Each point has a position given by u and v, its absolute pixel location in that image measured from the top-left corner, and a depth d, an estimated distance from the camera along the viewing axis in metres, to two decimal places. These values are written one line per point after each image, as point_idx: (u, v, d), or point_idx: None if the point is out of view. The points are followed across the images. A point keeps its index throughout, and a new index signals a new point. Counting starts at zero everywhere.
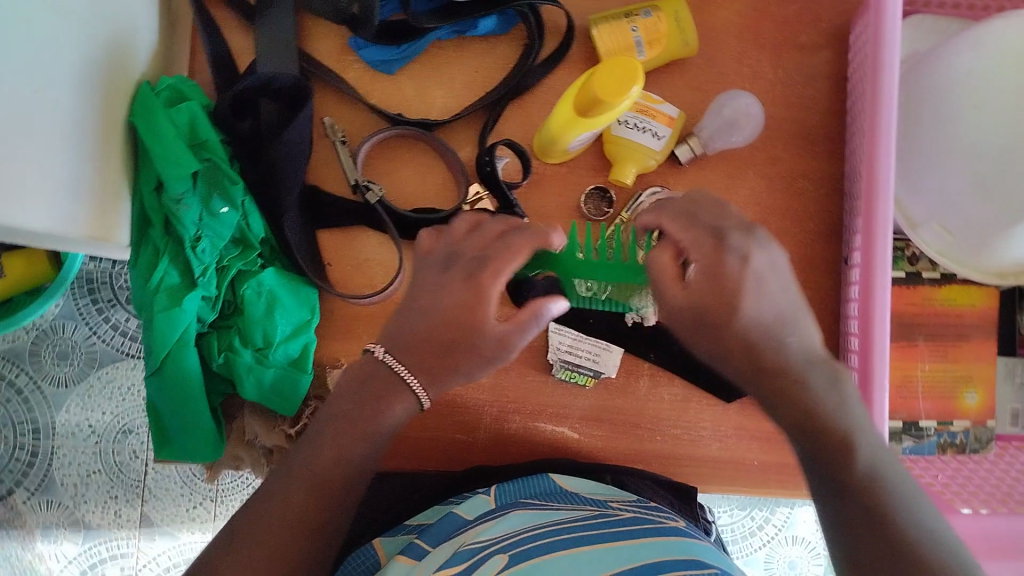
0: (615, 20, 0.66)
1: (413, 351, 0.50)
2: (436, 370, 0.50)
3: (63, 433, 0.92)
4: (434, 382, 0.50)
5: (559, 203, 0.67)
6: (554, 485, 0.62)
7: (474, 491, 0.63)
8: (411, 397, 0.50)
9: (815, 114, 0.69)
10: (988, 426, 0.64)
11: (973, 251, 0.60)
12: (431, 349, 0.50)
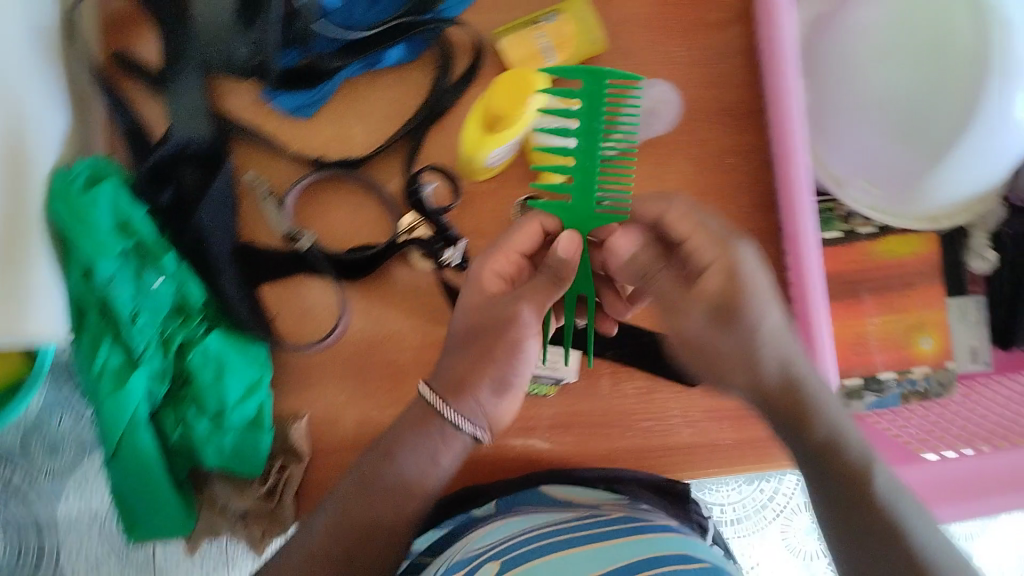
0: (520, 29, 0.65)
1: (445, 370, 0.53)
2: (462, 382, 0.52)
3: (65, 524, 0.86)
4: (456, 393, 0.52)
5: (494, 220, 0.67)
6: (548, 498, 0.65)
7: (476, 517, 0.66)
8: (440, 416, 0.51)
9: (742, 87, 0.67)
10: (948, 369, 0.65)
11: (901, 200, 0.61)
12: (457, 358, 0.52)
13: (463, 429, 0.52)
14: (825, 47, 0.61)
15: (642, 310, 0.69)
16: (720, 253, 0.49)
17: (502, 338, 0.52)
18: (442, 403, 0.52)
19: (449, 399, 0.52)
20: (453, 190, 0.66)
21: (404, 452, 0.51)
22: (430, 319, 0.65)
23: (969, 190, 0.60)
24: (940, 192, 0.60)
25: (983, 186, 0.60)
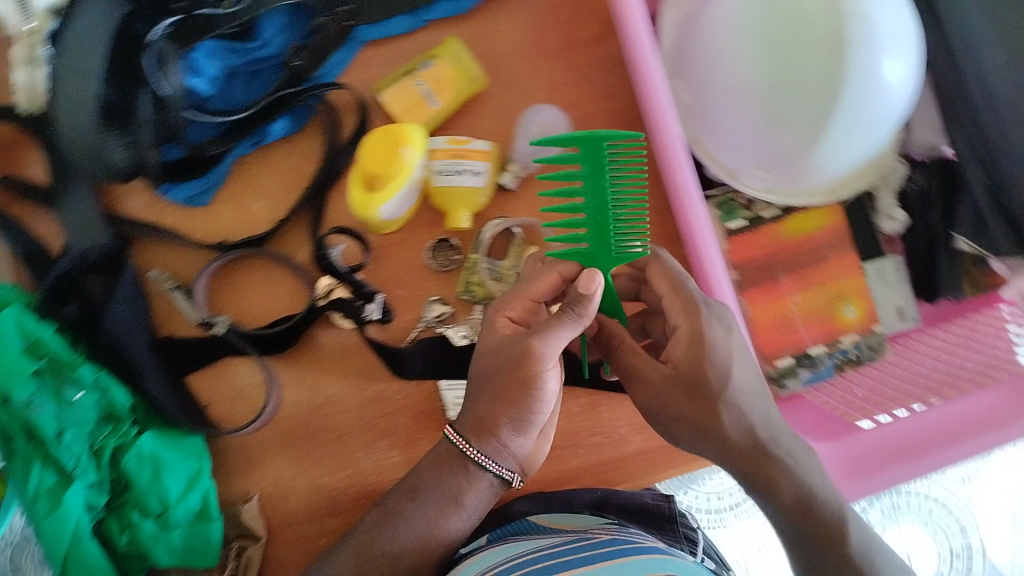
0: (399, 80, 0.66)
1: (468, 413, 0.56)
2: (481, 426, 0.55)
3: None
4: (479, 434, 0.55)
5: (409, 268, 0.67)
6: (532, 524, 0.68)
7: (468, 549, 0.69)
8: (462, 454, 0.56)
9: (627, 95, 0.68)
10: (876, 332, 0.65)
11: (793, 179, 0.62)
12: (476, 400, 0.56)
13: (485, 465, 0.56)
14: (693, 45, 0.62)
15: None
16: (686, 318, 0.54)
17: (516, 378, 0.53)
18: (465, 443, 0.56)
19: (471, 440, 0.56)
20: (362, 247, 0.67)
21: (422, 496, 0.57)
22: (366, 376, 0.66)
23: (854, 158, 0.62)
24: (826, 166, 0.61)
25: (868, 152, 0.62)
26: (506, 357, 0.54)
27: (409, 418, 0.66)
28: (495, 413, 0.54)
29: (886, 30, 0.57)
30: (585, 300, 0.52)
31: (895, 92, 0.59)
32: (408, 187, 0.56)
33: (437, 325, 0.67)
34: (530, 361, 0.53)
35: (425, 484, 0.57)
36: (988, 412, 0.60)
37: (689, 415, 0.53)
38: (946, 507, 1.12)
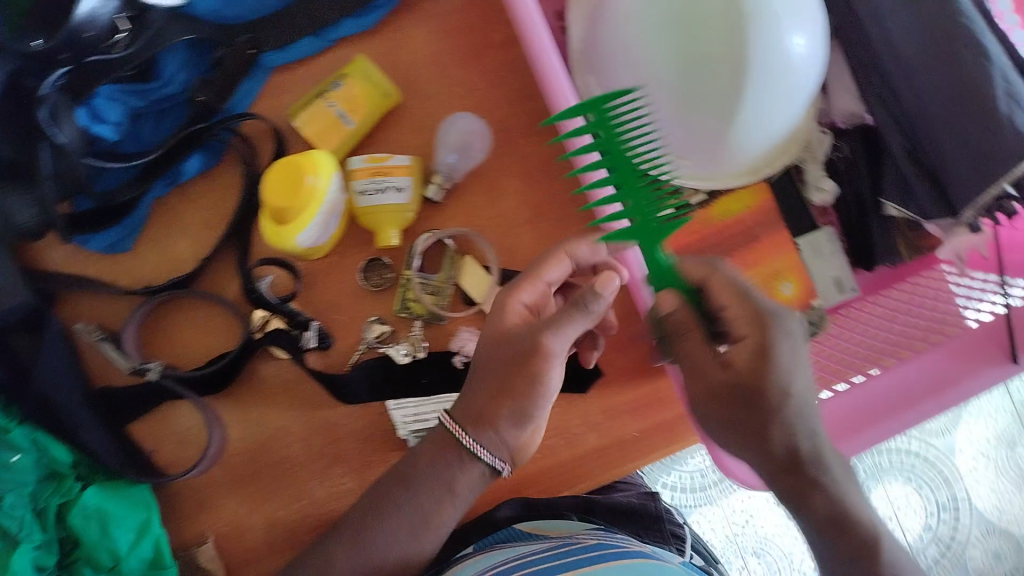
0: (310, 103, 0.65)
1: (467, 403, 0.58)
2: (480, 416, 0.57)
3: None
4: (476, 423, 0.57)
5: (344, 291, 0.67)
6: (519, 531, 0.68)
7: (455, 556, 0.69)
8: (457, 440, 0.57)
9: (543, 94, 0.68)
10: (814, 307, 0.65)
11: (713, 162, 0.62)
12: (477, 388, 0.58)
13: (485, 455, 0.57)
14: (600, 38, 0.61)
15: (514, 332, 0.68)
16: (753, 331, 0.50)
17: (521, 368, 0.55)
18: (461, 432, 0.57)
19: (469, 430, 0.57)
20: (293, 275, 0.66)
21: (415, 487, 0.58)
22: (311, 405, 0.66)
23: (773, 136, 0.62)
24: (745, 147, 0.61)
25: (786, 128, 0.62)
26: (512, 351, 0.56)
27: (358, 442, 0.65)
28: (497, 404, 0.56)
29: (785, 8, 0.56)
30: (598, 297, 0.54)
31: (803, 66, 0.59)
32: (324, 214, 0.55)
33: (377, 346, 0.66)
34: (534, 355, 0.55)
35: (413, 475, 0.58)
36: (940, 368, 0.58)
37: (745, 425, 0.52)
38: (928, 460, 1.14)
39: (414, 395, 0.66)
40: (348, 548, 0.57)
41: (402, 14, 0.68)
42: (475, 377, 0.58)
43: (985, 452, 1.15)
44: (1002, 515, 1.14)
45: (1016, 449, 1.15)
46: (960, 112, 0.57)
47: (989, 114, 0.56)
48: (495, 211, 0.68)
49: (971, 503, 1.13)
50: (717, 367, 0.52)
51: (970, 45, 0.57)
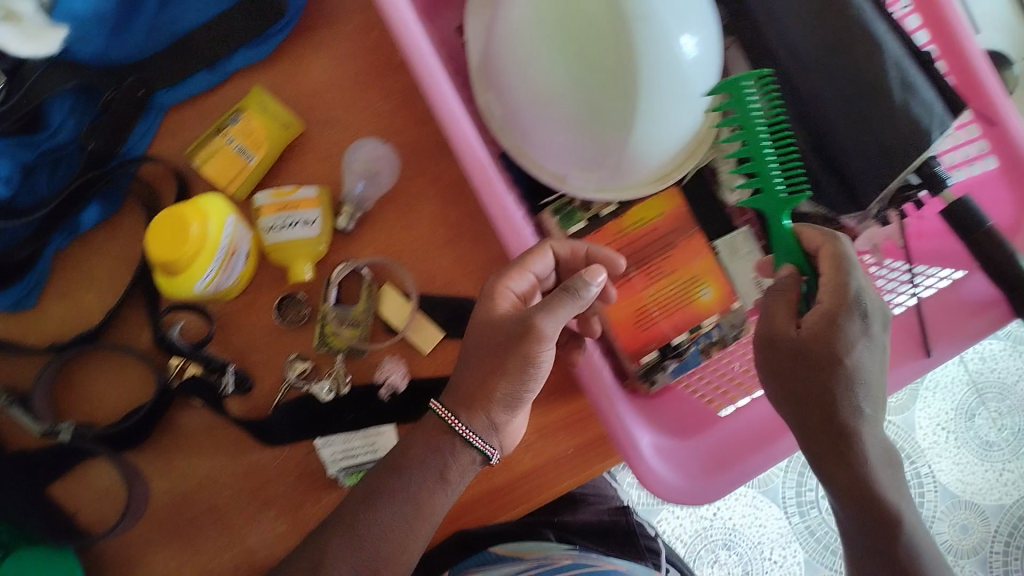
0: (209, 141, 0.63)
1: (460, 384, 0.56)
2: (473, 398, 0.54)
3: None
4: (467, 407, 0.54)
5: (261, 330, 0.65)
6: (493, 555, 0.71)
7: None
8: (445, 425, 0.54)
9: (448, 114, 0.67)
10: (735, 309, 0.64)
11: (618, 175, 0.62)
12: (467, 371, 0.55)
13: (473, 441, 0.54)
14: (493, 56, 0.61)
15: (440, 357, 0.66)
16: (832, 301, 0.49)
17: (512, 348, 0.53)
18: (450, 416, 0.54)
19: (460, 415, 0.54)
20: (206, 319, 0.65)
21: (405, 474, 0.54)
22: (236, 450, 0.65)
23: (676, 142, 0.61)
24: (648, 157, 0.60)
25: (688, 134, 0.61)
26: (501, 332, 0.53)
27: (287, 483, 0.64)
28: (489, 386, 0.53)
29: (673, 16, 0.56)
30: (587, 286, 0.53)
31: (697, 71, 0.58)
32: (218, 261, 0.54)
33: (299, 383, 0.65)
34: (524, 341, 0.52)
35: (403, 462, 0.55)
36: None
37: (801, 386, 0.50)
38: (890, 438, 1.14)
39: (341, 431, 0.65)
40: (340, 538, 0.54)
41: (298, 41, 0.66)
42: (467, 362, 0.55)
43: (945, 425, 1.14)
44: (964, 487, 1.13)
45: (975, 420, 1.15)
46: (857, 104, 0.57)
47: (885, 105, 0.56)
48: (411, 236, 0.66)
49: (934, 478, 1.13)
50: (789, 322, 0.51)
51: (862, 36, 0.57)
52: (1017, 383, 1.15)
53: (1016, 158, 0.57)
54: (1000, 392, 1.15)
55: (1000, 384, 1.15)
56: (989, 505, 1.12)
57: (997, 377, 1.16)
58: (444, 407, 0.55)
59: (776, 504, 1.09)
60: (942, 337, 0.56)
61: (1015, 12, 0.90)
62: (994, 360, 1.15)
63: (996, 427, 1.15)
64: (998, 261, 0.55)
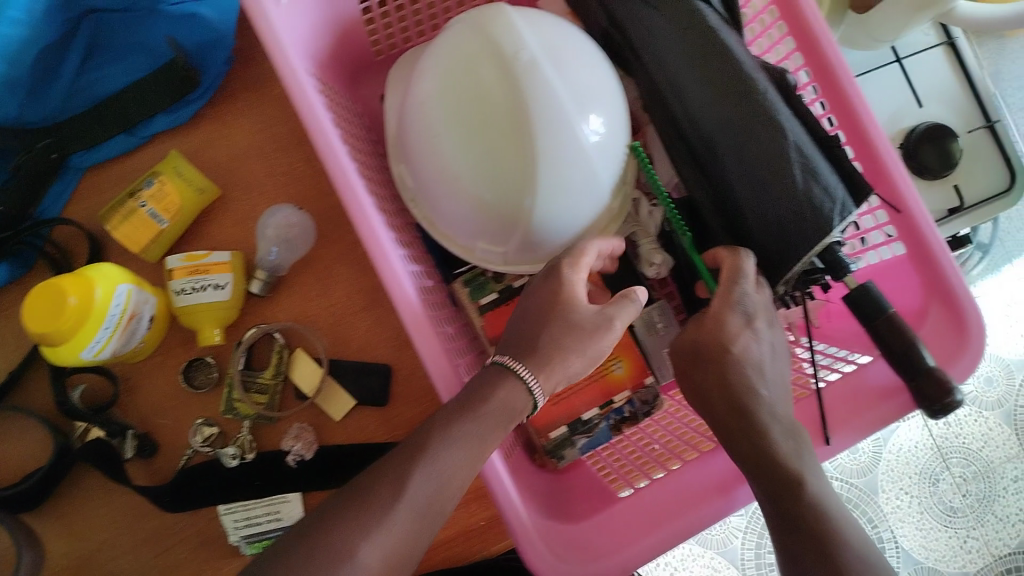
0: (122, 205, 0.63)
1: (527, 344, 0.54)
2: (550, 362, 0.54)
3: None
4: (545, 370, 0.53)
5: (169, 393, 0.65)
6: None
7: None
8: (520, 381, 0.53)
9: None
10: (648, 385, 0.65)
11: (525, 250, 0.61)
12: (542, 337, 0.54)
13: (538, 401, 0.53)
14: (405, 130, 0.61)
15: (353, 424, 0.65)
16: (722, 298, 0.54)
17: (592, 335, 0.55)
18: (528, 375, 0.53)
19: (537, 376, 0.53)
20: (108, 382, 0.66)
21: (481, 414, 0.50)
22: (137, 514, 0.64)
23: (584, 219, 0.61)
24: (553, 232, 0.60)
25: (596, 211, 0.61)
26: (585, 315, 0.55)
27: (188, 549, 0.64)
28: (563, 365, 0.54)
29: (574, 96, 0.56)
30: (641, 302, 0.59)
31: (599, 149, 0.59)
32: (108, 326, 0.54)
33: (203, 448, 0.64)
34: (603, 335, 0.55)
35: (477, 400, 0.51)
36: (722, 471, 0.56)
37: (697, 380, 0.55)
38: (851, 501, 1.07)
39: (243, 499, 0.63)
40: (420, 467, 0.49)
41: (219, 108, 0.67)
42: (546, 330, 0.54)
43: (908, 490, 1.07)
44: (929, 553, 1.05)
45: (938, 485, 1.07)
46: (760, 187, 0.57)
47: (787, 187, 0.56)
48: (326, 301, 0.66)
49: (898, 543, 1.06)
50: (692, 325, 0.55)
51: (763, 120, 0.56)
52: (982, 449, 1.07)
53: (921, 245, 0.57)
54: (965, 457, 1.07)
55: (964, 449, 1.08)
56: (954, 573, 1.05)
57: (961, 440, 1.08)
58: (512, 362, 0.53)
59: (734, 567, 1.07)
60: (841, 425, 0.56)
61: (961, 87, 0.87)
62: (957, 423, 1.08)
63: (960, 493, 1.07)
64: (896, 349, 0.53)
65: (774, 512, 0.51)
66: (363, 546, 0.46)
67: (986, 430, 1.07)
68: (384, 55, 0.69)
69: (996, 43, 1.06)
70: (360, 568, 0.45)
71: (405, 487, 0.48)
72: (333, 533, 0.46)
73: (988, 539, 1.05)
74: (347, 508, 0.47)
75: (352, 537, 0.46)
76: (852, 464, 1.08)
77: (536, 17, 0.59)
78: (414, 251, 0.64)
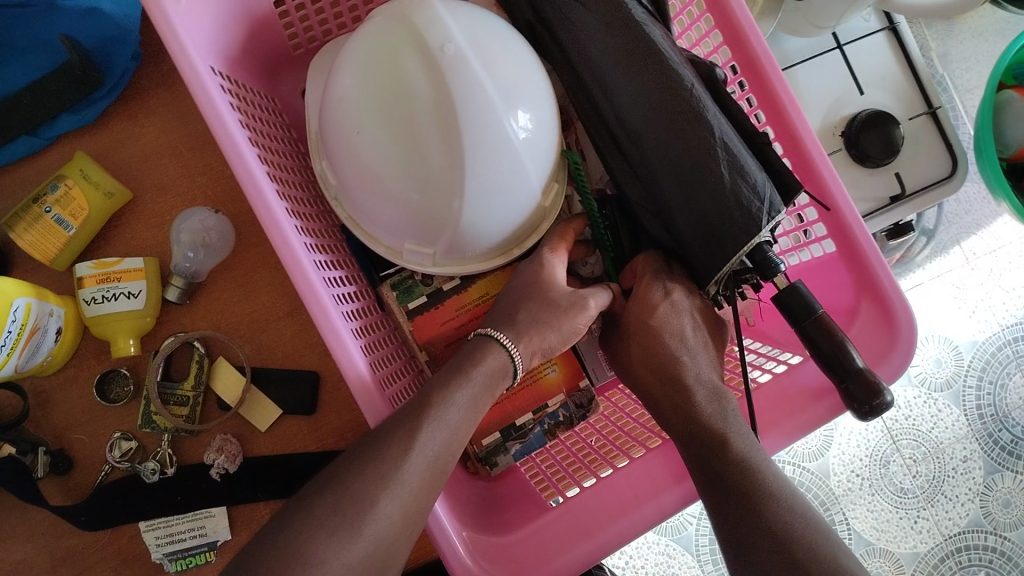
0: (26, 211, 0.61)
1: (508, 318, 0.55)
2: (540, 330, 0.54)
3: None
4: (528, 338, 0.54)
5: (82, 407, 0.63)
6: None
7: None
8: (506, 353, 0.53)
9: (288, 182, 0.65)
10: (582, 389, 0.64)
11: (453, 251, 0.59)
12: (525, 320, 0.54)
13: (519, 367, 0.54)
14: (324, 128, 0.58)
15: (280, 433, 0.62)
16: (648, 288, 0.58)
17: (571, 320, 0.56)
18: (512, 345, 0.53)
19: (518, 343, 0.54)
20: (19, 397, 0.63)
21: (473, 376, 0.51)
22: (55, 532, 0.61)
23: (514, 218, 0.58)
24: (481, 232, 0.57)
25: (527, 210, 0.59)
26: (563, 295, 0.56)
27: (107, 570, 0.61)
28: (541, 338, 0.55)
29: (498, 91, 0.54)
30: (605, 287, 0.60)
31: (527, 146, 0.56)
32: (17, 343, 0.56)
33: (120, 463, 0.62)
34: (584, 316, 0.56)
35: (468, 363, 0.52)
36: (653, 475, 0.55)
37: (644, 365, 0.58)
38: (801, 485, 1.00)
39: (165, 515, 0.62)
40: (353, 476, 0.46)
41: (132, 104, 0.65)
42: (531, 317, 0.55)
43: (859, 472, 1.00)
44: (880, 534, 0.99)
45: (889, 467, 1.00)
46: (689, 185, 0.55)
47: (716, 186, 0.54)
48: (250, 307, 0.63)
49: (850, 526, 0.99)
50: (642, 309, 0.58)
51: (692, 117, 0.55)
52: (932, 430, 1.01)
53: (853, 242, 0.57)
54: (915, 438, 1.01)
55: (914, 430, 1.01)
56: (905, 554, 0.99)
57: (910, 421, 1.01)
58: (499, 333, 0.54)
59: (689, 554, 0.98)
60: (771, 427, 0.56)
61: (902, 71, 0.81)
62: (906, 404, 1.01)
63: (911, 474, 1.00)
64: (826, 351, 0.51)
65: (724, 511, 0.50)
66: (384, 497, 0.45)
67: (934, 411, 1.01)
68: (303, 48, 0.66)
69: (946, 24, 0.99)
70: (381, 520, 0.45)
71: (354, 494, 0.45)
72: (351, 499, 0.45)
73: (938, 519, 0.99)
74: (332, 480, 0.46)
75: (373, 490, 0.45)
76: (803, 448, 1.01)
77: (461, 11, 0.56)
78: (335, 255, 0.61)
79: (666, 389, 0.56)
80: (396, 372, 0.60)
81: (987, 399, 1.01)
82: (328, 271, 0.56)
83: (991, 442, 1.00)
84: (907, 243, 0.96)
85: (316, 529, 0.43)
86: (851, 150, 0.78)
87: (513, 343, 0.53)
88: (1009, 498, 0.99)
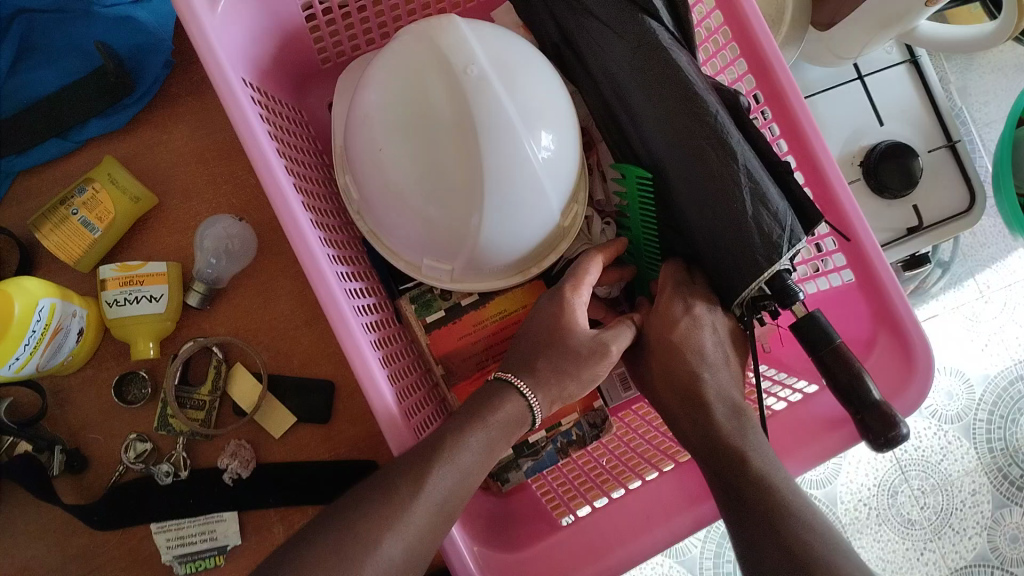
0: (52, 211, 0.62)
1: (528, 360, 0.56)
2: (557, 381, 0.55)
3: None
4: (546, 389, 0.55)
5: (100, 407, 0.63)
6: None
7: None
8: (521, 398, 0.54)
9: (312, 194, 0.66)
10: (596, 409, 0.65)
11: (472, 268, 0.59)
12: (546, 363, 0.55)
13: (536, 417, 0.55)
14: (349, 141, 0.59)
15: (296, 442, 0.63)
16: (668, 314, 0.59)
17: (587, 353, 0.56)
18: (529, 392, 0.54)
19: (538, 394, 0.54)
20: (36, 394, 0.64)
21: (489, 422, 0.52)
22: (67, 530, 0.62)
23: (533, 237, 0.59)
24: (500, 250, 0.58)
25: (546, 229, 0.59)
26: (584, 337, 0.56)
27: (117, 570, 0.62)
28: (560, 389, 0.55)
29: (522, 112, 0.55)
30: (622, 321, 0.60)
31: (548, 166, 0.57)
32: (41, 343, 0.57)
33: (135, 464, 0.62)
34: (602, 365, 0.57)
35: (486, 410, 0.53)
36: (666, 498, 0.55)
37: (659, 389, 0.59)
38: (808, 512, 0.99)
39: (177, 518, 0.62)
40: (360, 515, 0.46)
41: (160, 111, 0.66)
42: (548, 352, 0.56)
43: (866, 501, 1.00)
44: (886, 565, 0.99)
45: (897, 498, 1.00)
46: (711, 211, 0.56)
47: (736, 213, 0.55)
48: (269, 315, 0.64)
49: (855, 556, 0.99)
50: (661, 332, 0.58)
51: (716, 144, 0.55)
52: (941, 461, 1.00)
53: (870, 273, 0.57)
54: (923, 469, 1.00)
55: (922, 461, 1.00)
56: None
57: (918, 452, 1.01)
58: (517, 377, 0.55)
59: None
60: (787, 455, 0.56)
61: (923, 104, 0.81)
62: (916, 435, 1.01)
63: (918, 505, 1.00)
64: (843, 382, 0.51)
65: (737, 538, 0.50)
66: (387, 538, 0.45)
67: (944, 443, 1.00)
68: (331, 62, 0.67)
69: (966, 57, 1.00)
70: (383, 560, 0.45)
71: (360, 533, 0.45)
72: (361, 525, 0.45)
73: (944, 552, 0.98)
74: (346, 518, 0.46)
75: (377, 530, 0.46)
76: (812, 474, 1.00)
77: (488, 32, 0.57)
78: (356, 266, 0.61)
79: (680, 413, 0.56)
80: (412, 385, 0.60)
81: (997, 433, 1.00)
82: (349, 282, 0.57)
83: (1000, 477, 1.00)
84: (921, 276, 0.96)
85: (319, 565, 0.44)
86: (868, 179, 0.78)
87: (532, 392, 0.54)
88: (1017, 533, 0.98)
